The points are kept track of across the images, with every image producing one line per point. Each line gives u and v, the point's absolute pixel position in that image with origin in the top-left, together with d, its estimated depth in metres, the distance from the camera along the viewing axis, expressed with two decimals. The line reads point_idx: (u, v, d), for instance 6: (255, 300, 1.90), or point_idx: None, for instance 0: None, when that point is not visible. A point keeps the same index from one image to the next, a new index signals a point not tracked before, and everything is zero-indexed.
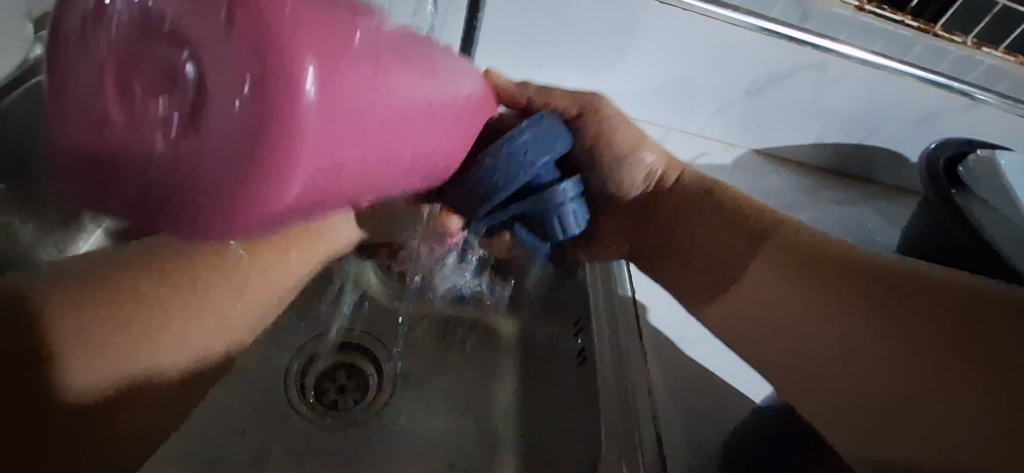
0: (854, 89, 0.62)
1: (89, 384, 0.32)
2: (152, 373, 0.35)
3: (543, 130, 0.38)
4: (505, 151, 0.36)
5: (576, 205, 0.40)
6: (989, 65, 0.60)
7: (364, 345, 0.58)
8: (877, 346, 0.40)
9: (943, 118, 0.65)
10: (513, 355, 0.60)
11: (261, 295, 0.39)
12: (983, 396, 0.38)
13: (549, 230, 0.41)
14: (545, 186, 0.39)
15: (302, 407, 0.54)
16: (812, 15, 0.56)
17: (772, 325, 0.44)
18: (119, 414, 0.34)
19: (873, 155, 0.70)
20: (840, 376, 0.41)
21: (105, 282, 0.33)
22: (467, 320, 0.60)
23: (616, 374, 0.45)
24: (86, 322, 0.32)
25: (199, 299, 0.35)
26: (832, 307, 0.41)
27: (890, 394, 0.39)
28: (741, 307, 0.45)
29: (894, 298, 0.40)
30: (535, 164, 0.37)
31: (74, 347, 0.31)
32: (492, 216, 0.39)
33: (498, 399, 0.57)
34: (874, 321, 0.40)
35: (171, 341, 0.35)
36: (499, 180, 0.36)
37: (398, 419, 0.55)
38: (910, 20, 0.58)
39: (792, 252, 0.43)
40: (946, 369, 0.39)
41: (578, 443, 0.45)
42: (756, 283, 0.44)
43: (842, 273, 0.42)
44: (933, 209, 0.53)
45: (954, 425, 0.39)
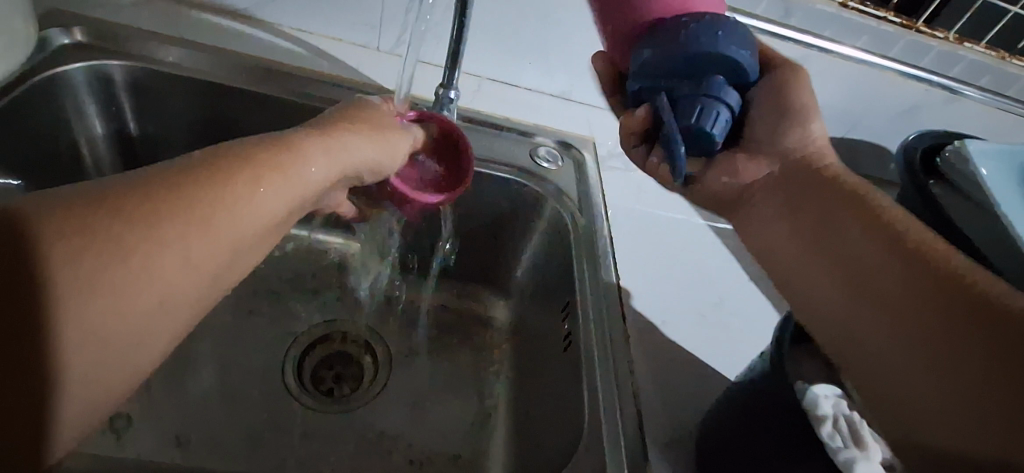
0: (838, 84, 0.62)
1: (107, 339, 0.26)
2: (132, 329, 0.27)
3: (742, 38, 0.39)
4: (727, 26, 0.38)
5: (726, 118, 0.38)
6: (971, 60, 0.62)
7: (360, 335, 0.61)
8: (873, 276, 0.37)
9: (923, 112, 0.65)
10: (507, 342, 0.63)
11: (264, 210, 0.34)
12: (983, 385, 0.30)
13: (693, 115, 0.38)
14: (721, 80, 0.38)
15: (298, 392, 0.56)
16: (795, 13, 0.58)
17: (792, 254, 0.43)
18: (96, 378, 0.26)
19: (856, 150, 0.70)
20: (825, 302, 0.39)
21: (68, 217, 0.26)
22: (462, 309, 0.64)
23: (601, 357, 0.47)
24: (87, 259, 0.26)
25: (199, 217, 0.30)
26: (849, 241, 0.39)
27: (868, 321, 0.36)
28: (783, 244, 0.44)
29: (918, 258, 0.36)
30: (737, 55, 0.38)
31: (82, 303, 0.25)
32: (662, 70, 0.38)
33: (491, 384, 0.60)
34: (906, 270, 0.36)
35: (168, 274, 0.28)
36: (706, 34, 0.37)
37: (394, 403, 0.57)
38: (893, 16, 0.60)
39: (847, 199, 0.41)
40: (921, 327, 0.33)
41: (564, 421, 0.47)
42: (794, 233, 0.43)
43: (864, 221, 0.39)
44: (912, 200, 0.54)
45: (925, 386, 0.32)
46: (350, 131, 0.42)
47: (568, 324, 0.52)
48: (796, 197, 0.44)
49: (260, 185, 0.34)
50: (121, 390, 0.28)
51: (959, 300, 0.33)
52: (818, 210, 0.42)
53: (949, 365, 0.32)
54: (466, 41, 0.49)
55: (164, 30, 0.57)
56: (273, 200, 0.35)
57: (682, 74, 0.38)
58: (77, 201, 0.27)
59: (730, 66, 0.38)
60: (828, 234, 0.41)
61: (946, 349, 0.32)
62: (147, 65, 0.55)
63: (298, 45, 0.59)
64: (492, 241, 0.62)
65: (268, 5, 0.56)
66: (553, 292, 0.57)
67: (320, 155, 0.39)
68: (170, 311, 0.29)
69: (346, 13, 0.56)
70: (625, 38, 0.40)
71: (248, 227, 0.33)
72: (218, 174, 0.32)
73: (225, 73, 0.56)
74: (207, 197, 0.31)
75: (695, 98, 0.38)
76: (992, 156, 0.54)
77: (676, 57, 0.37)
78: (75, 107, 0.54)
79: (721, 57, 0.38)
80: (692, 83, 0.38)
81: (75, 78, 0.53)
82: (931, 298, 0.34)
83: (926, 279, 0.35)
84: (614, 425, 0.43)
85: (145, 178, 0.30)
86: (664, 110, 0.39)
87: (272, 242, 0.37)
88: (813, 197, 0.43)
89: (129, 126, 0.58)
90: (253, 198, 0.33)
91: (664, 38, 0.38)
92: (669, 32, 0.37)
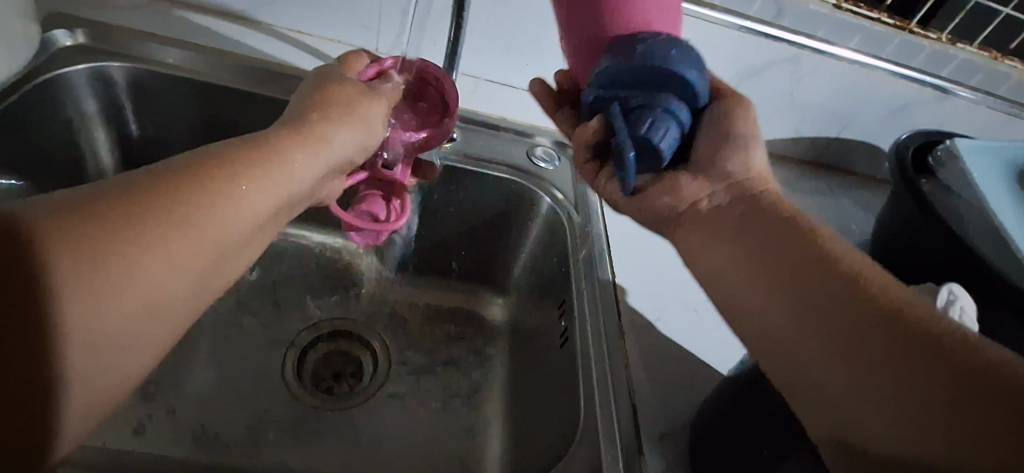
0: (831, 84, 0.63)
1: (101, 335, 0.27)
2: (123, 327, 0.28)
3: (697, 62, 0.38)
4: (683, 46, 0.38)
5: (674, 136, 0.38)
6: (963, 60, 0.63)
7: (358, 334, 0.62)
8: (821, 302, 0.33)
9: (916, 111, 0.66)
10: (504, 340, 0.63)
11: (251, 211, 0.35)
12: (954, 421, 0.27)
13: (644, 126, 0.37)
14: (673, 96, 0.38)
15: (299, 391, 0.57)
16: (789, 13, 0.58)
17: (729, 274, 0.38)
18: (91, 379, 0.27)
19: (848, 148, 0.71)
20: (772, 327, 0.35)
21: (60, 218, 0.27)
22: (460, 308, 0.65)
23: (595, 354, 0.47)
24: (80, 262, 0.26)
25: (185, 220, 0.31)
26: (792, 264, 0.35)
27: (820, 349, 0.32)
28: (719, 262, 0.38)
29: (868, 294, 0.32)
30: (690, 76, 0.38)
31: (79, 307, 0.26)
32: (618, 81, 0.38)
33: (488, 382, 0.61)
34: (851, 305, 0.32)
35: (159, 277, 0.29)
36: (660, 51, 0.37)
37: (391, 402, 0.58)
38: (886, 17, 0.60)
39: (793, 230, 0.36)
40: (879, 361, 0.30)
41: (560, 418, 0.48)
42: (735, 261, 0.38)
43: (806, 244, 0.35)
44: (902, 198, 0.55)
45: (891, 418, 0.29)
46: (337, 126, 0.43)
47: (564, 321, 0.53)
48: (743, 227, 0.38)
49: (245, 186, 0.35)
50: (116, 388, 0.29)
51: (919, 344, 0.29)
52: (765, 240, 0.37)
53: (913, 398, 0.28)
54: (463, 42, 0.49)
55: (164, 31, 0.57)
56: (258, 201, 0.35)
57: (637, 86, 0.38)
58: (69, 207, 0.28)
59: (683, 88, 0.38)
60: (775, 258, 0.36)
61: (900, 393, 0.29)
62: (148, 67, 0.55)
63: (298, 46, 0.59)
64: (489, 239, 0.63)
65: (265, 6, 0.57)
66: (550, 290, 0.58)
67: (304, 153, 0.40)
68: (160, 308, 0.29)
69: (345, 13, 0.57)
70: (589, 49, 0.41)
71: (234, 228, 0.34)
72: (204, 176, 0.33)
73: (223, 74, 0.57)
74: (192, 200, 0.31)
75: (646, 110, 0.37)
76: (982, 155, 0.54)
77: (630, 69, 0.37)
78: (77, 108, 0.55)
79: (675, 75, 0.37)
80: (644, 95, 0.37)
81: (77, 79, 0.54)
82: (889, 331, 0.30)
83: (879, 315, 0.31)
84: (609, 421, 0.43)
85: (131, 183, 0.30)
86: (614, 120, 0.38)
87: (261, 240, 0.37)
88: (763, 227, 0.37)
89: (131, 127, 0.59)
90: (239, 198, 0.34)
91: (620, 53, 0.38)
92: (627, 46, 0.38)
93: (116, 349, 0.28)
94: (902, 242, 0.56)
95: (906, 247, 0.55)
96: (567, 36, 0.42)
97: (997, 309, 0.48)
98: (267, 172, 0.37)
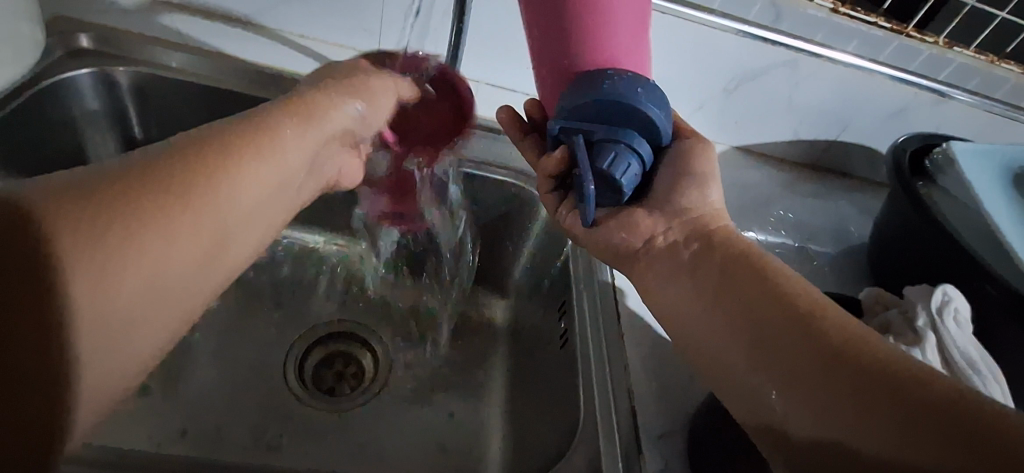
0: (829, 88, 0.63)
1: (103, 311, 0.28)
2: (125, 302, 0.29)
3: (662, 101, 0.39)
4: (649, 84, 0.39)
5: (634, 170, 0.39)
6: (960, 64, 0.63)
7: (359, 336, 0.62)
8: (772, 335, 0.35)
9: (914, 114, 0.66)
10: (505, 341, 0.64)
11: (247, 191, 0.35)
12: (907, 437, 0.28)
13: (605, 161, 0.38)
14: (635, 132, 0.39)
15: (300, 393, 0.57)
16: (786, 17, 0.59)
17: (685, 309, 0.40)
18: (101, 364, 0.28)
19: (846, 151, 0.71)
20: (729, 359, 0.37)
21: (62, 200, 0.28)
22: (460, 309, 0.65)
23: (595, 354, 0.48)
24: (80, 238, 0.27)
25: (183, 201, 0.31)
26: (744, 301, 0.37)
27: (773, 378, 0.34)
28: (676, 298, 0.41)
29: (813, 322, 0.34)
30: (654, 114, 0.39)
31: (88, 291, 0.27)
32: (583, 114, 0.38)
33: (488, 384, 0.61)
34: (810, 338, 0.33)
35: (159, 261, 0.30)
36: (626, 88, 0.38)
37: (391, 404, 0.58)
38: (883, 21, 0.60)
39: (750, 269, 0.38)
40: (832, 387, 0.32)
41: (560, 417, 0.49)
42: (695, 300, 0.39)
43: (754, 279, 0.37)
44: (900, 200, 0.55)
45: (847, 437, 0.30)
46: (331, 109, 0.43)
47: (564, 323, 0.54)
48: (699, 262, 0.40)
49: (243, 168, 0.35)
50: (126, 375, 0.30)
51: (880, 387, 0.30)
52: (725, 281, 0.38)
53: (868, 417, 0.30)
54: (463, 48, 0.50)
55: (166, 35, 0.57)
56: (253, 186, 0.36)
57: (601, 119, 0.38)
58: (72, 190, 0.29)
59: (646, 125, 0.39)
60: (734, 299, 0.37)
61: (858, 410, 0.30)
62: (152, 71, 0.56)
63: (299, 50, 0.59)
64: (487, 242, 0.63)
65: (267, 12, 0.56)
66: (551, 292, 0.58)
67: (296, 139, 0.40)
68: (160, 284, 0.30)
69: (346, 18, 0.57)
70: (557, 77, 0.41)
71: (231, 213, 0.34)
72: (200, 160, 0.33)
73: (227, 76, 0.58)
74: (188, 185, 0.32)
75: (608, 144, 0.39)
76: (978, 158, 0.54)
77: (595, 103, 0.38)
78: (81, 113, 0.56)
79: (639, 112, 0.38)
80: (608, 130, 0.39)
81: (82, 84, 0.55)
82: (835, 361, 0.32)
83: (835, 356, 0.32)
84: (609, 420, 0.44)
85: (133, 165, 0.31)
86: (577, 151, 0.39)
87: (260, 227, 0.38)
88: (717, 262, 0.39)
89: (134, 131, 0.59)
90: (234, 184, 0.35)
91: (585, 85, 0.38)
92: (593, 78, 0.38)
93: (120, 325, 0.29)
94: (896, 248, 0.58)
95: (904, 247, 0.56)
96: (536, 63, 0.42)
97: (995, 312, 0.49)
98: (265, 155, 0.37)
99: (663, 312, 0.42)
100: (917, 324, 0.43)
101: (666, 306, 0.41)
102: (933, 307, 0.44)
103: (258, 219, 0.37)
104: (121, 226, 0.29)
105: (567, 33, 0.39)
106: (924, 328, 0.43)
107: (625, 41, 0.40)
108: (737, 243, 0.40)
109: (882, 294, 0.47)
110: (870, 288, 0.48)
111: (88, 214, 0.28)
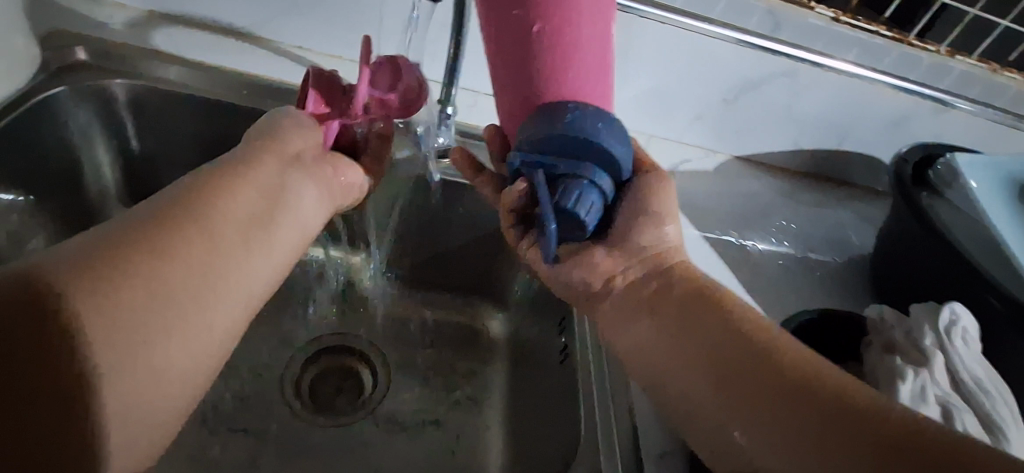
0: (829, 96, 0.62)
1: (106, 336, 0.29)
2: (128, 329, 0.30)
3: (620, 136, 0.38)
4: (610, 121, 0.38)
5: (597, 205, 0.38)
6: (961, 72, 0.62)
7: (360, 351, 0.62)
8: (716, 356, 0.36)
9: (916, 122, 0.65)
10: (504, 356, 0.63)
11: (236, 222, 0.37)
12: (845, 447, 0.29)
13: (567, 199, 0.37)
14: (596, 166, 0.38)
15: (298, 409, 0.58)
16: (786, 27, 0.57)
17: (640, 343, 0.40)
18: (134, 400, 0.30)
19: (846, 160, 0.71)
20: (677, 389, 0.37)
21: (68, 254, 0.31)
22: (460, 323, 0.64)
23: (596, 371, 0.48)
24: (81, 276, 0.30)
25: (174, 236, 0.34)
26: (688, 331, 0.38)
27: (715, 403, 0.35)
28: (631, 332, 0.41)
29: (754, 344, 0.35)
30: (616, 149, 0.38)
31: (98, 335, 0.29)
32: (546, 148, 0.37)
33: (486, 399, 0.60)
34: (753, 360, 0.35)
35: (158, 291, 0.32)
36: (588, 125, 0.37)
37: (390, 419, 0.58)
38: (886, 30, 0.59)
39: (708, 307, 0.39)
40: (771, 404, 0.33)
41: (560, 435, 0.49)
42: (656, 334, 0.40)
43: (700, 311, 0.39)
44: (904, 214, 0.55)
45: (796, 453, 0.31)
46: (303, 137, 0.44)
47: (564, 338, 0.53)
48: (655, 302, 0.41)
49: (228, 203, 0.37)
50: (164, 408, 0.31)
51: (860, 433, 0.30)
52: (686, 323, 0.38)
53: (810, 432, 0.31)
54: (462, 57, 0.49)
55: (164, 47, 0.57)
56: (243, 212, 0.38)
57: (565, 153, 0.37)
58: (77, 245, 0.31)
59: (609, 161, 0.38)
60: (693, 335, 0.38)
61: (796, 426, 0.31)
62: (146, 83, 0.55)
63: (295, 61, 0.59)
64: (485, 255, 0.62)
65: (266, 24, 0.57)
66: (550, 308, 0.58)
67: (280, 167, 0.42)
68: (162, 309, 0.31)
69: (345, 30, 0.57)
70: (520, 110, 0.39)
71: (222, 239, 0.36)
72: (185, 202, 0.36)
73: (222, 89, 0.57)
74: (179, 224, 0.34)
75: (572, 180, 0.38)
76: (981, 169, 0.54)
77: (557, 139, 0.36)
78: (78, 127, 0.56)
79: (603, 147, 0.37)
80: (571, 164, 0.37)
81: (80, 97, 0.54)
82: (773, 382, 0.33)
83: (809, 401, 0.32)
84: (611, 438, 0.44)
85: (131, 218, 0.34)
86: (539, 187, 0.38)
87: (277, 247, 0.40)
88: (676, 299, 0.40)
89: (132, 143, 0.59)
90: (225, 216, 0.37)
91: (544, 119, 0.37)
92: (556, 114, 0.37)
93: (129, 351, 0.30)
94: (900, 262, 0.57)
95: (907, 258, 0.56)
96: (500, 96, 0.41)
97: (999, 327, 0.48)
98: (249, 189, 0.39)
99: (621, 346, 0.42)
100: (924, 343, 0.43)
101: (626, 345, 0.42)
102: (941, 326, 0.43)
103: (259, 242, 0.38)
104: (117, 262, 0.31)
105: (530, 70, 0.38)
106: (932, 348, 0.42)
107: (590, 82, 0.39)
108: (688, 280, 0.41)
109: (887, 310, 0.46)
110: (874, 305, 0.47)
111: (85, 255, 0.31)
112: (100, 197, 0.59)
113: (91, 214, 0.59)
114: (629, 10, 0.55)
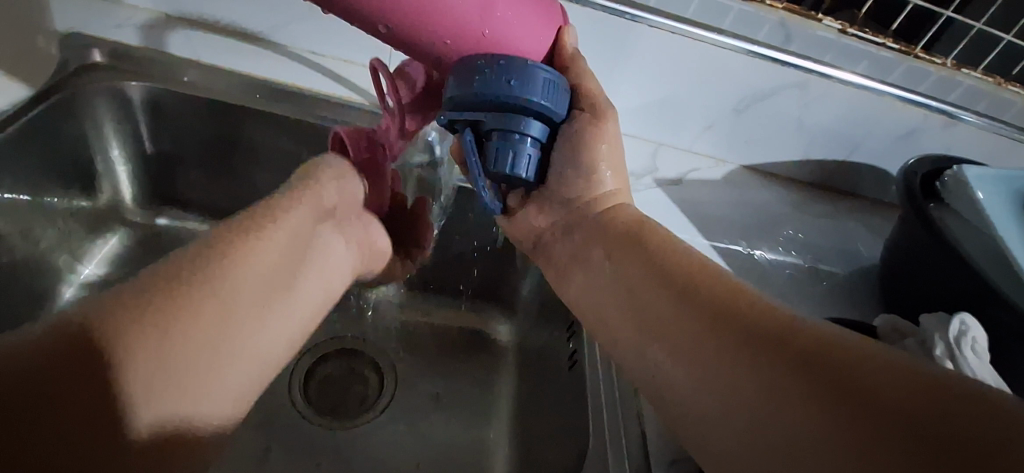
0: (837, 110, 0.63)
1: (140, 350, 0.29)
2: (163, 346, 0.30)
3: (546, 85, 0.38)
4: (523, 70, 0.37)
5: (528, 156, 0.40)
6: (969, 86, 0.62)
7: (369, 355, 0.63)
8: (676, 329, 0.35)
9: (924, 134, 0.66)
10: (512, 362, 0.63)
11: (257, 245, 0.37)
12: (815, 385, 0.28)
13: (492, 161, 0.39)
14: (526, 118, 0.38)
15: (303, 412, 0.58)
16: (796, 39, 0.58)
17: (613, 327, 0.40)
18: (176, 408, 0.30)
19: (855, 171, 0.71)
20: (648, 370, 0.36)
21: (103, 294, 0.30)
22: (470, 329, 0.65)
23: (604, 376, 0.48)
24: (110, 303, 0.29)
25: (198, 263, 0.34)
26: (651, 304, 0.37)
27: (686, 376, 0.33)
28: (605, 319, 0.41)
29: (705, 305, 0.35)
30: (540, 100, 0.38)
31: (140, 365, 0.29)
32: (467, 105, 0.38)
33: (493, 405, 0.61)
34: (703, 318, 0.34)
35: (189, 311, 0.31)
36: (505, 80, 0.36)
37: (396, 427, 0.58)
38: (892, 42, 0.59)
39: (664, 278, 0.38)
40: (738, 362, 0.31)
41: (567, 442, 0.49)
42: (624, 318, 0.39)
43: (660, 281, 0.38)
44: (911, 224, 0.55)
45: (776, 409, 0.29)
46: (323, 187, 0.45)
47: (573, 345, 0.53)
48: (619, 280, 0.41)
49: (248, 228, 0.38)
50: (199, 415, 0.31)
51: (824, 377, 0.28)
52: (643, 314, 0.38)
53: (781, 378, 0.29)
54: None
55: (180, 51, 0.57)
56: (269, 247, 0.38)
57: (487, 107, 0.38)
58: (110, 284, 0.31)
59: (536, 112, 0.39)
60: (649, 315, 0.37)
61: (770, 377, 0.29)
62: (165, 85, 0.56)
63: (311, 66, 0.60)
64: (493, 263, 0.62)
65: (281, 28, 0.57)
66: (556, 314, 0.58)
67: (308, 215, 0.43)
68: (193, 325, 0.31)
69: (359, 35, 0.57)
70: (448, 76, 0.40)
71: (243, 258, 0.36)
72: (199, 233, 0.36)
73: (238, 93, 0.57)
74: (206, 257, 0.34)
75: (501, 134, 0.38)
76: (990, 182, 0.53)
77: (475, 97, 0.37)
78: (93, 127, 0.56)
79: (524, 101, 0.37)
80: (500, 118, 0.38)
81: (101, 100, 0.55)
82: (734, 336, 0.32)
83: (776, 351, 0.30)
84: (619, 444, 0.44)
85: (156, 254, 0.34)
86: (468, 143, 0.40)
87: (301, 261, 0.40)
88: (650, 276, 0.39)
89: (145, 144, 0.60)
90: (243, 239, 0.37)
91: (463, 81, 0.37)
92: (465, 78, 0.37)
93: (162, 364, 0.29)
94: (909, 275, 0.57)
95: (916, 269, 0.56)
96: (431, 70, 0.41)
97: (1010, 341, 0.49)
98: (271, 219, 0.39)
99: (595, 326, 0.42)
100: (936, 353, 0.43)
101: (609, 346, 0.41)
102: (951, 336, 0.43)
103: (281, 261, 0.38)
104: (147, 289, 0.31)
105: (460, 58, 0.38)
106: (943, 358, 0.43)
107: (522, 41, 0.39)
108: (668, 246, 0.40)
109: (898, 322, 0.47)
110: (886, 316, 0.48)
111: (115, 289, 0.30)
112: (110, 191, 0.61)
113: (102, 202, 0.61)
114: (637, 19, 0.55)
